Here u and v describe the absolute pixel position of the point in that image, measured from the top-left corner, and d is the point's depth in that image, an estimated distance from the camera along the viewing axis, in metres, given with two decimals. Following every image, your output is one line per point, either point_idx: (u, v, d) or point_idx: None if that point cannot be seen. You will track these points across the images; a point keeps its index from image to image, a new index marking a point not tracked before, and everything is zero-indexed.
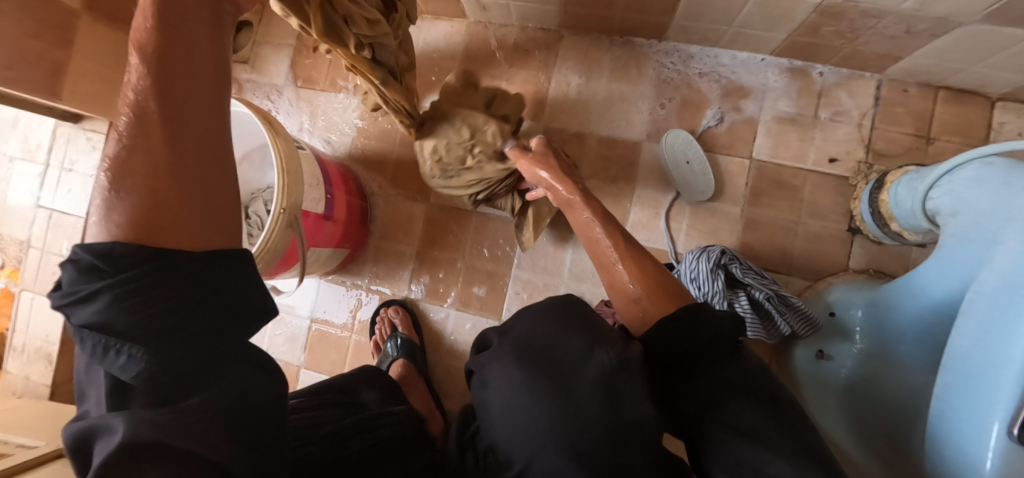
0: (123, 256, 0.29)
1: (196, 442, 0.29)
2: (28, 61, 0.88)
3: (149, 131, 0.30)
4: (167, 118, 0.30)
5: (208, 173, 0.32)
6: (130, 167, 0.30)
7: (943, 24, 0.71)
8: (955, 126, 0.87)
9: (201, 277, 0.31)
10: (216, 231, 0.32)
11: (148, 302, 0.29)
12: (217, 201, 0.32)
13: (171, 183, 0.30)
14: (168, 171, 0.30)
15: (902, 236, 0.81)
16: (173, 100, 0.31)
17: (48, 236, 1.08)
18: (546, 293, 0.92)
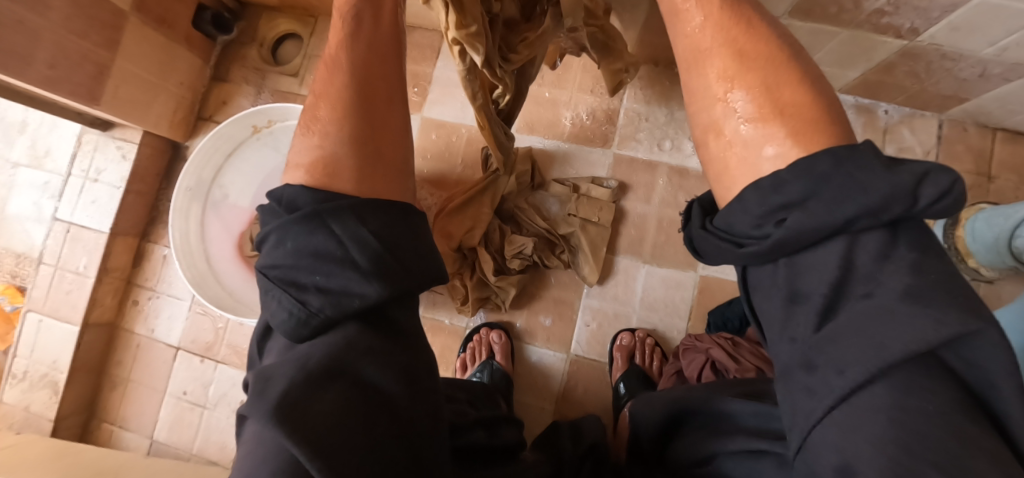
0: (290, 193, 0.36)
1: (301, 413, 0.30)
2: (69, 62, 0.82)
3: (336, 78, 0.39)
4: (353, 69, 0.39)
5: (384, 121, 0.40)
6: (324, 111, 0.39)
7: (1016, 69, 0.73)
8: (1014, 166, 0.89)
9: (343, 222, 0.34)
10: (379, 165, 0.38)
11: (303, 244, 0.34)
12: (387, 140, 0.40)
13: (353, 121, 0.38)
14: (354, 111, 0.39)
15: (977, 271, 0.82)
16: (358, 54, 0.40)
17: (64, 252, 0.99)
18: (618, 324, 0.88)
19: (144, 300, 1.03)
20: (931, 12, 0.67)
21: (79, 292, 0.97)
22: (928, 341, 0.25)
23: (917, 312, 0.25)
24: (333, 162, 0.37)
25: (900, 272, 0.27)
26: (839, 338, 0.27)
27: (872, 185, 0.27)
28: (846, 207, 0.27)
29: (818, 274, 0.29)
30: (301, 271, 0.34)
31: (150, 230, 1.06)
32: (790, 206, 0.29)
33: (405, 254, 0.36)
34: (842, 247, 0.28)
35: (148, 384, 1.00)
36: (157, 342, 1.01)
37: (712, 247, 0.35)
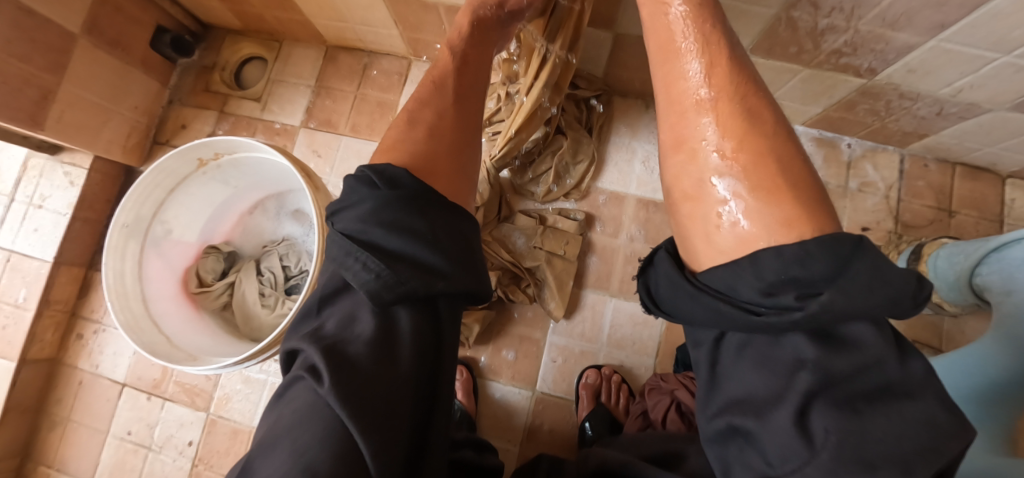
0: (392, 170, 0.45)
1: (366, 384, 0.39)
2: (11, 87, 0.78)
3: (444, 91, 0.54)
4: (455, 95, 0.55)
5: (467, 131, 0.54)
6: (425, 110, 0.52)
7: (972, 109, 0.75)
8: (972, 201, 0.90)
9: (434, 217, 0.44)
10: (464, 164, 0.52)
11: (392, 225, 0.42)
12: (467, 156, 0.53)
13: (455, 129, 0.53)
14: (450, 119, 0.53)
15: (940, 306, 0.82)
16: (460, 84, 0.56)
17: (2, 282, 0.93)
18: (584, 361, 0.86)
19: (89, 334, 0.97)
20: (888, 54, 0.67)
21: (16, 326, 0.92)
22: (937, 431, 0.31)
23: (932, 409, 0.31)
24: (434, 155, 0.49)
25: (914, 364, 0.32)
26: (860, 430, 0.31)
27: (892, 278, 0.32)
28: (873, 297, 0.31)
29: (852, 357, 0.31)
30: (384, 243, 0.42)
31: (98, 259, 1.01)
32: (794, 279, 0.32)
33: (473, 253, 0.47)
34: (866, 332, 0.32)
35: (88, 425, 0.94)
36: (100, 379, 0.95)
37: (704, 310, 0.37)
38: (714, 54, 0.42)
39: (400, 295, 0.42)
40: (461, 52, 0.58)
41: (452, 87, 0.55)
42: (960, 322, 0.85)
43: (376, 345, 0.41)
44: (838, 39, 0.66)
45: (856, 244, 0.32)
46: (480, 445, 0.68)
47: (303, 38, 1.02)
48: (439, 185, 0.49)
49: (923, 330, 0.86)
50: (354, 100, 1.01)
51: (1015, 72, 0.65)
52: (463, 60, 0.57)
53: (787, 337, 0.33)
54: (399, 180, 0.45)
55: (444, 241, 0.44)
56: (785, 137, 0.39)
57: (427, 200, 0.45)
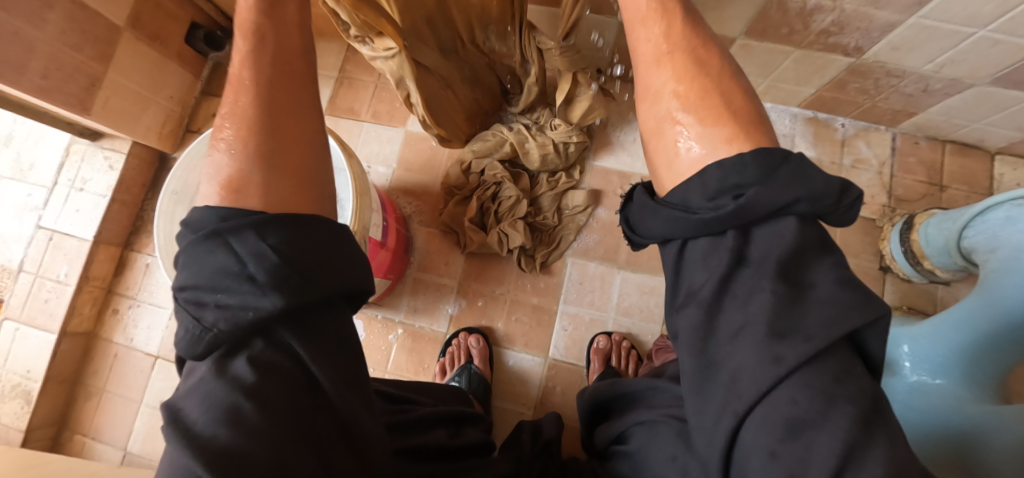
0: (195, 213, 0.37)
1: (204, 434, 0.30)
2: (64, 74, 0.84)
3: (240, 95, 0.42)
4: (257, 86, 0.42)
5: (299, 132, 0.42)
6: (224, 127, 0.41)
7: (956, 84, 0.80)
8: (962, 176, 0.95)
9: (244, 237, 0.35)
10: (307, 170, 0.41)
11: (201, 266, 0.34)
12: (304, 158, 0.42)
13: (268, 137, 0.40)
14: (249, 126, 0.40)
15: (934, 273, 0.86)
16: (263, 74, 0.42)
17: (45, 259, 1.00)
18: (594, 328, 0.91)
19: (124, 309, 1.03)
20: (873, 32, 0.73)
21: (58, 300, 0.97)
22: (847, 308, 0.32)
23: (839, 294, 0.33)
24: (240, 181, 0.38)
25: (823, 262, 0.34)
26: (779, 307, 0.32)
27: (817, 178, 0.34)
28: (793, 191, 0.34)
29: (771, 237, 0.35)
30: (202, 288, 0.34)
31: (134, 239, 1.07)
32: (733, 186, 0.35)
33: (313, 259, 0.36)
34: (792, 226, 0.34)
35: (123, 394, 0.99)
36: (134, 352, 1.01)
37: (661, 220, 0.39)
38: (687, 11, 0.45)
39: (219, 339, 0.34)
40: (253, 51, 0.43)
41: (246, 100, 0.41)
42: (953, 288, 0.90)
43: (211, 403, 0.31)
44: (826, 18, 0.72)
45: (787, 155, 0.35)
46: (456, 422, 0.59)
47: (326, 33, 1.10)
48: (252, 206, 0.37)
49: (917, 297, 0.91)
50: (374, 89, 1.07)
51: (991, 46, 0.70)
52: (257, 59, 0.43)
53: (724, 236, 0.36)
54: (200, 219, 0.36)
55: (258, 263, 0.34)
56: (732, 78, 0.41)
57: (236, 224, 0.35)
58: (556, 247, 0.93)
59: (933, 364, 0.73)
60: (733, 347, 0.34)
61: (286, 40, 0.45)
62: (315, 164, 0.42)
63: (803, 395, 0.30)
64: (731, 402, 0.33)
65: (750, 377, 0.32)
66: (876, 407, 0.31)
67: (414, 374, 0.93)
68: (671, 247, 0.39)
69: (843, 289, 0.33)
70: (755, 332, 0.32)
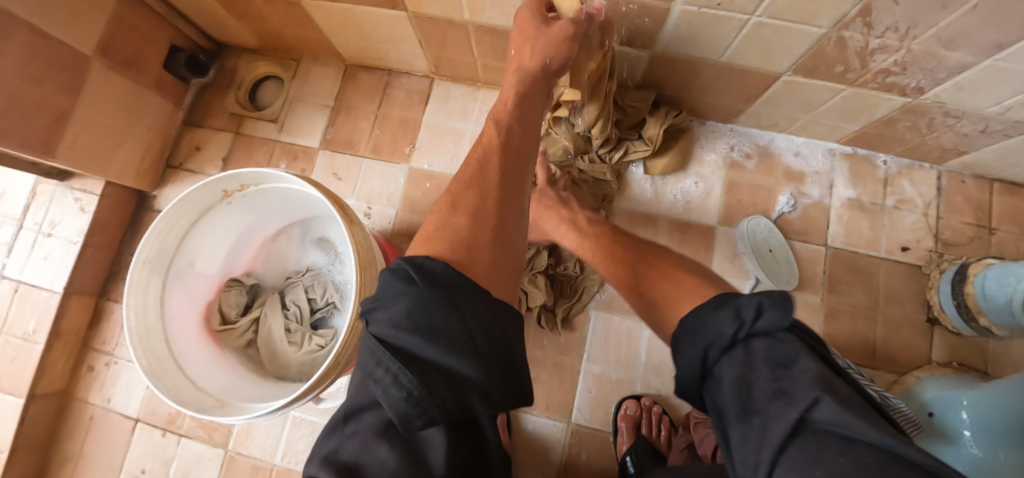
0: (432, 265, 0.39)
1: None
2: (24, 113, 0.74)
3: (488, 167, 0.48)
4: (504, 167, 0.49)
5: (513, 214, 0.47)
6: (466, 191, 0.46)
7: (1020, 126, 0.73)
8: (1013, 218, 0.88)
9: (480, 317, 0.37)
10: (510, 251, 0.44)
11: (433, 333, 0.35)
12: (512, 239, 0.45)
13: (499, 212, 0.45)
14: (495, 201, 0.46)
15: (990, 330, 0.79)
16: (508, 158, 0.50)
17: (11, 313, 0.90)
18: (621, 390, 0.83)
19: (101, 366, 0.94)
20: (939, 73, 0.65)
21: (26, 360, 0.88)
22: (775, 408, 0.32)
23: (776, 401, 0.32)
24: (475, 242, 0.42)
25: (760, 366, 0.35)
26: (748, 437, 0.33)
27: (716, 314, 0.40)
28: (693, 349, 0.40)
29: (726, 373, 0.37)
30: (428, 357, 0.35)
31: (109, 287, 0.97)
32: (707, 352, 0.39)
33: (516, 356, 0.39)
34: (737, 359, 0.37)
35: (100, 462, 0.90)
36: (113, 414, 0.91)
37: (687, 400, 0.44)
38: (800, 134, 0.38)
39: (431, 417, 0.35)
40: (503, 138, 0.51)
41: (494, 176, 0.47)
42: (1005, 342, 0.83)
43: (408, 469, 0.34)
44: (888, 58, 0.64)
45: (716, 299, 0.43)
46: None
47: (321, 57, 1.00)
48: (479, 276, 0.40)
49: (968, 352, 0.84)
50: (374, 119, 0.98)
51: None
52: (504, 152, 0.50)
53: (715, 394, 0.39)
54: (439, 276, 0.38)
55: (490, 348, 0.36)
56: None
57: (469, 300, 0.37)
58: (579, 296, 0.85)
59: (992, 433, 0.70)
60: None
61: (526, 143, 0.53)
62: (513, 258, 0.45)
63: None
64: None
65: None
66: None
67: None
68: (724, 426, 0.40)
69: (772, 400, 0.33)
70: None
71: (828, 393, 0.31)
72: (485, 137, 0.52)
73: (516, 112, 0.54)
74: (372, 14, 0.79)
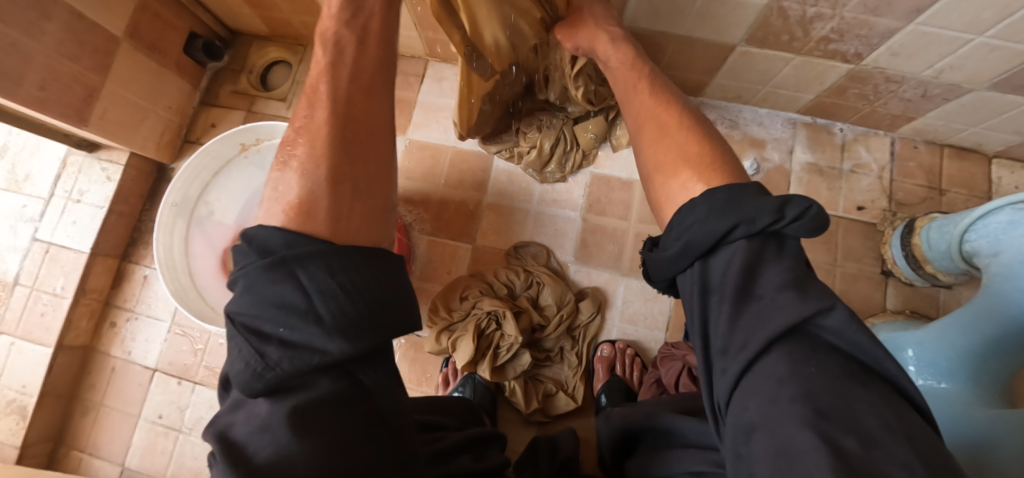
0: (262, 234, 0.37)
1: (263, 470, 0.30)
2: (62, 85, 0.83)
3: (316, 106, 0.43)
4: (335, 98, 0.44)
5: (360, 145, 0.43)
6: (297, 143, 0.42)
7: (955, 89, 0.80)
8: (962, 180, 0.96)
9: (310, 269, 0.34)
10: (363, 188, 0.42)
11: (266, 298, 0.34)
12: (369, 172, 0.43)
13: (341, 153, 0.42)
14: (329, 142, 0.41)
15: (936, 277, 0.86)
16: (338, 87, 0.44)
17: (42, 272, 0.98)
18: (599, 336, 0.91)
19: (122, 322, 1.02)
20: (873, 39, 0.73)
21: (54, 314, 0.96)
22: (785, 309, 0.36)
23: (785, 294, 0.36)
24: (311, 199, 0.39)
25: (778, 265, 0.38)
26: (740, 320, 0.37)
27: (751, 204, 0.39)
28: (726, 220, 0.39)
29: (723, 257, 0.40)
30: (265, 319, 0.33)
31: (131, 251, 1.06)
32: (688, 231, 0.42)
33: (371, 306, 0.35)
34: (738, 248, 0.39)
35: (120, 409, 0.98)
36: (133, 365, 0.99)
37: (656, 264, 0.47)
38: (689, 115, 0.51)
39: (280, 378, 0.32)
40: (328, 67, 0.45)
41: (324, 114, 0.43)
42: (955, 291, 0.90)
43: (270, 428, 0.31)
44: (826, 26, 0.72)
45: (737, 186, 0.41)
46: (480, 445, 0.59)
47: None
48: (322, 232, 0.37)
49: (920, 301, 0.91)
50: None
51: (990, 52, 0.70)
52: (335, 75, 0.45)
53: (691, 267, 0.42)
54: (270, 238, 0.36)
55: (328, 301, 0.33)
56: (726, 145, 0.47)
57: (301, 256, 0.34)
58: (566, 244, 0.95)
59: (938, 368, 0.72)
60: (713, 367, 0.39)
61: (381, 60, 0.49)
62: (388, 175, 0.45)
63: (760, 389, 0.34)
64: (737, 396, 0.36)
65: (716, 386, 0.38)
66: (837, 383, 0.32)
67: (417, 385, 0.92)
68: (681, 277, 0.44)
69: (779, 291, 0.37)
70: (717, 348, 0.38)
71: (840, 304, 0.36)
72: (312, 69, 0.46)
73: (346, 18, 0.48)
74: None
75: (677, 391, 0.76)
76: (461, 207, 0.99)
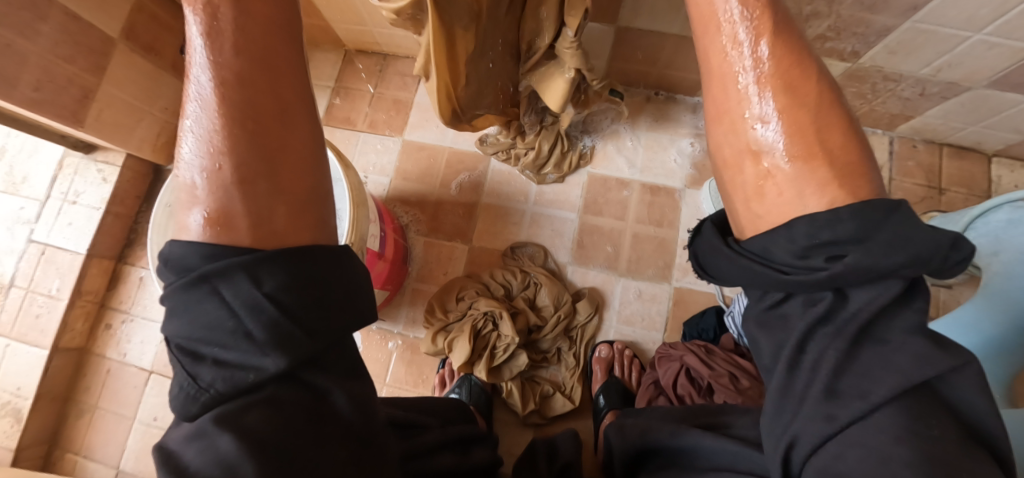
0: (177, 252, 0.33)
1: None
2: (57, 86, 0.83)
3: (215, 94, 0.34)
4: (239, 86, 0.34)
5: (286, 143, 0.36)
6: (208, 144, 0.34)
7: (952, 88, 0.80)
8: (961, 178, 0.95)
9: (234, 283, 0.31)
10: (297, 194, 0.36)
11: (192, 319, 0.31)
12: (294, 175, 0.36)
13: (254, 161, 0.34)
14: (247, 149, 0.34)
15: None
16: (240, 68, 0.34)
17: (37, 274, 0.98)
18: (596, 337, 0.90)
19: (118, 324, 1.02)
20: (869, 37, 0.73)
21: (50, 315, 0.96)
22: (927, 367, 0.30)
23: (918, 342, 0.31)
24: (229, 216, 0.33)
25: (914, 308, 0.32)
26: (848, 363, 0.32)
27: (918, 238, 0.31)
28: (896, 255, 0.30)
29: (870, 289, 0.32)
30: (195, 340, 0.31)
31: (127, 252, 1.06)
32: (826, 242, 0.32)
33: (307, 316, 0.33)
34: (894, 288, 0.31)
35: (115, 411, 0.97)
36: (128, 367, 0.99)
37: (738, 269, 0.37)
38: (785, 46, 0.35)
39: (216, 398, 0.31)
40: (217, 35, 0.34)
41: (226, 110, 0.34)
42: (955, 291, 0.89)
43: (208, 444, 0.29)
44: (822, 24, 0.72)
45: (894, 204, 0.32)
46: (464, 444, 0.58)
47: (323, 44, 1.09)
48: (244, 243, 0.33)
49: None
50: (370, 98, 1.07)
51: (988, 49, 0.70)
52: (227, 54, 0.34)
53: (818, 294, 0.33)
54: (178, 257, 0.32)
55: (253, 314, 0.31)
56: (831, 106, 0.35)
57: (219, 269, 0.31)
58: (564, 244, 0.94)
59: None
60: (795, 402, 0.34)
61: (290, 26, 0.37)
62: (314, 174, 0.37)
63: (866, 444, 0.31)
64: (817, 430, 0.33)
65: (803, 427, 0.33)
66: (962, 448, 0.29)
67: (413, 386, 0.92)
68: (766, 297, 0.37)
69: (910, 337, 0.31)
70: (815, 387, 0.33)
71: (969, 363, 0.31)
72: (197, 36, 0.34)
73: None
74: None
75: (676, 391, 0.76)
76: (459, 208, 0.98)
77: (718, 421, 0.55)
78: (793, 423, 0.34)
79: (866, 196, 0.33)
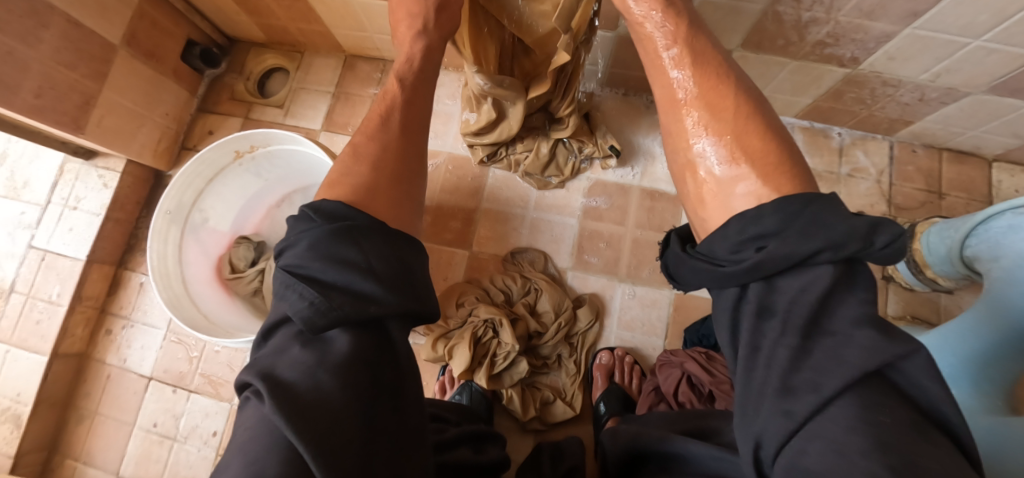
0: (329, 206, 0.43)
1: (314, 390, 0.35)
2: (58, 92, 0.84)
3: (385, 122, 0.50)
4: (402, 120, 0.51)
5: (411, 158, 0.50)
6: (368, 143, 0.48)
7: (952, 93, 0.80)
8: (962, 183, 0.95)
9: (371, 240, 0.41)
10: (408, 192, 0.48)
11: (331, 257, 0.39)
12: (413, 181, 0.50)
13: (394, 162, 0.48)
14: (395, 151, 0.49)
15: (936, 282, 0.86)
16: (406, 112, 0.52)
17: (37, 280, 0.98)
18: (596, 343, 0.90)
19: (118, 330, 1.02)
20: (868, 43, 0.73)
21: (50, 321, 0.96)
22: (873, 353, 0.30)
23: (865, 332, 0.31)
24: (372, 186, 0.46)
25: (853, 297, 0.32)
26: (798, 356, 0.32)
27: (835, 224, 0.32)
28: (815, 241, 0.32)
29: (798, 279, 0.33)
30: (326, 275, 0.39)
31: (128, 258, 1.06)
32: (755, 236, 0.35)
33: (414, 278, 0.43)
34: (823, 274, 0.32)
35: (115, 417, 0.97)
36: (129, 373, 0.99)
37: (693, 271, 0.39)
38: (707, 72, 0.42)
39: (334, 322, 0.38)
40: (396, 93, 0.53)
41: (390, 130, 0.50)
42: (956, 296, 0.89)
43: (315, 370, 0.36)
44: (821, 30, 0.72)
45: (813, 196, 0.34)
46: (478, 440, 0.60)
47: (323, 49, 1.10)
48: (381, 213, 0.45)
49: (921, 306, 0.90)
50: (370, 104, 1.08)
51: (987, 55, 0.70)
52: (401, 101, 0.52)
53: (746, 289, 0.35)
54: (335, 212, 0.42)
55: (381, 262, 0.40)
56: (752, 115, 0.40)
57: (364, 229, 0.41)
58: (566, 250, 0.94)
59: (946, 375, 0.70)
60: (755, 400, 0.34)
61: (427, 81, 0.57)
62: (417, 184, 0.50)
63: (827, 439, 0.30)
64: (776, 425, 0.32)
65: (766, 427, 0.32)
66: (914, 430, 0.29)
67: None
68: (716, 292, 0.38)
69: (856, 326, 0.31)
70: (770, 383, 0.32)
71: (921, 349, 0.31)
72: (385, 94, 0.53)
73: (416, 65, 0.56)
74: (367, 6, 0.87)
75: (677, 398, 0.76)
76: (460, 213, 0.98)
77: (709, 426, 0.55)
78: (753, 414, 0.34)
79: (791, 191, 0.36)
